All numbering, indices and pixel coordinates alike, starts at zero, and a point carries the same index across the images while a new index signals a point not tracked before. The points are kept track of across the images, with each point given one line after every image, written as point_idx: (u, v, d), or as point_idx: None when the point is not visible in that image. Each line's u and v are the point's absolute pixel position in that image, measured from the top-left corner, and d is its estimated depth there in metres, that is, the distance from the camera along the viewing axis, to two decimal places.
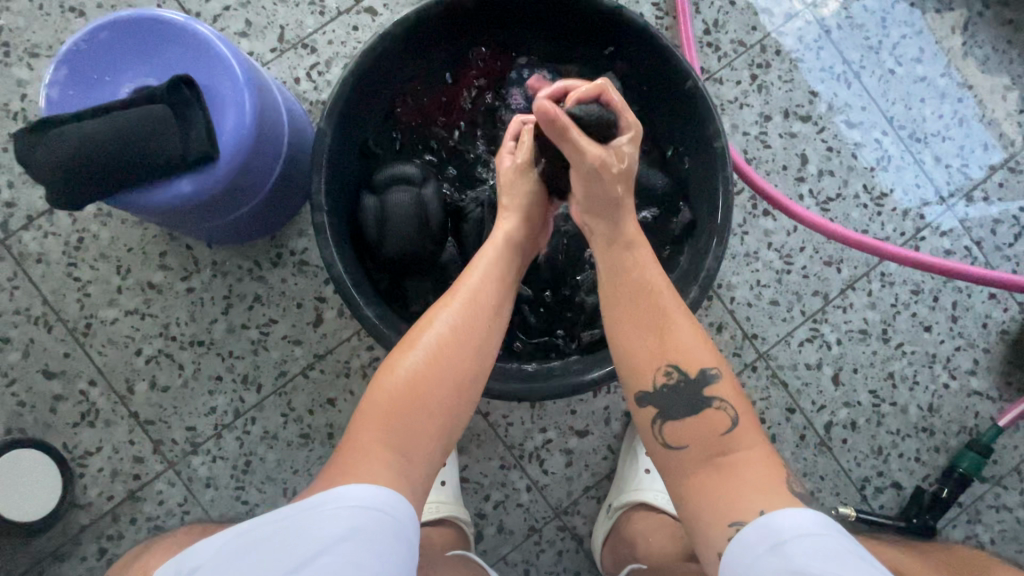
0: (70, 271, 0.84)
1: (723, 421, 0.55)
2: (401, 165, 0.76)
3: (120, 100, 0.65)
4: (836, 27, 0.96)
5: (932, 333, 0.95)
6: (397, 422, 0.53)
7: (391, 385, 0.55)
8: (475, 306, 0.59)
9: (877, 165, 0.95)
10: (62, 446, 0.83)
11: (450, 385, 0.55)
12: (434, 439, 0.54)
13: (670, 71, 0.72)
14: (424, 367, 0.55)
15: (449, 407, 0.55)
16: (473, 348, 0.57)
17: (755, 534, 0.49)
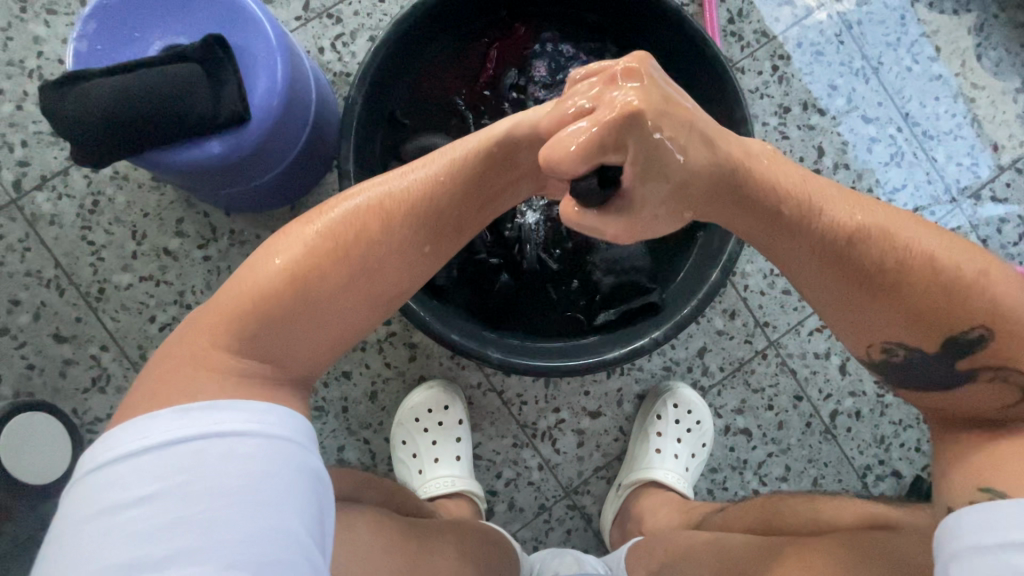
0: (85, 234, 0.83)
1: (1010, 395, 0.45)
2: (429, 138, 0.77)
3: (151, 57, 0.64)
4: (856, 22, 0.97)
5: None
6: (251, 325, 0.43)
7: (255, 274, 0.44)
8: (378, 212, 0.46)
9: (890, 160, 0.97)
10: (72, 410, 0.82)
11: (330, 296, 0.45)
12: (306, 340, 0.45)
13: (700, 54, 0.73)
14: (294, 262, 0.44)
15: (321, 323, 0.45)
16: (373, 259, 0.46)
17: (1012, 513, 0.40)
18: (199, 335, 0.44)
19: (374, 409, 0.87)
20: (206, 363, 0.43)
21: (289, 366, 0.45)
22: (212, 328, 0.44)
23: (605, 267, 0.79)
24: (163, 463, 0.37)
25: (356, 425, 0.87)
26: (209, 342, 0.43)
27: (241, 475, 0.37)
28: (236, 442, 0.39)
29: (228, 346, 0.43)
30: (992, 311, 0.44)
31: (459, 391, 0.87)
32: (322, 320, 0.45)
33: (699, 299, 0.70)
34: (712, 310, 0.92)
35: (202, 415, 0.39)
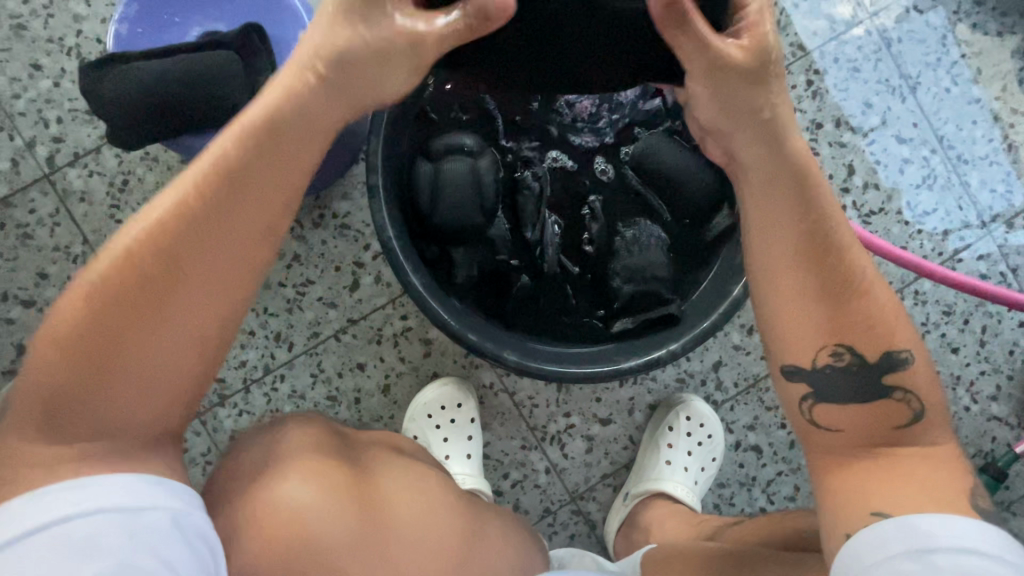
0: (114, 213, 0.84)
1: (904, 413, 0.48)
2: (458, 134, 0.76)
3: (190, 43, 0.65)
4: (896, 40, 0.95)
5: (958, 355, 0.95)
6: (77, 376, 0.41)
7: (76, 320, 0.41)
8: (177, 221, 0.42)
9: (922, 183, 0.95)
10: None
11: (160, 325, 0.41)
12: (133, 343, 0.41)
13: None
14: (112, 298, 0.41)
15: (150, 354, 0.41)
16: (194, 274, 0.42)
17: (898, 529, 0.44)
18: (48, 343, 0.41)
19: (386, 402, 0.87)
20: (59, 423, 0.41)
21: (143, 403, 0.42)
22: (39, 388, 0.41)
23: (625, 274, 0.78)
24: (81, 537, 0.38)
25: (367, 417, 0.87)
26: (44, 400, 0.41)
27: (161, 541, 0.40)
28: (152, 512, 0.41)
29: (67, 400, 0.41)
30: (898, 316, 0.49)
31: (472, 390, 0.87)
32: (161, 350, 0.42)
33: (718, 316, 0.71)
34: (730, 324, 0.91)
35: (114, 487, 0.41)
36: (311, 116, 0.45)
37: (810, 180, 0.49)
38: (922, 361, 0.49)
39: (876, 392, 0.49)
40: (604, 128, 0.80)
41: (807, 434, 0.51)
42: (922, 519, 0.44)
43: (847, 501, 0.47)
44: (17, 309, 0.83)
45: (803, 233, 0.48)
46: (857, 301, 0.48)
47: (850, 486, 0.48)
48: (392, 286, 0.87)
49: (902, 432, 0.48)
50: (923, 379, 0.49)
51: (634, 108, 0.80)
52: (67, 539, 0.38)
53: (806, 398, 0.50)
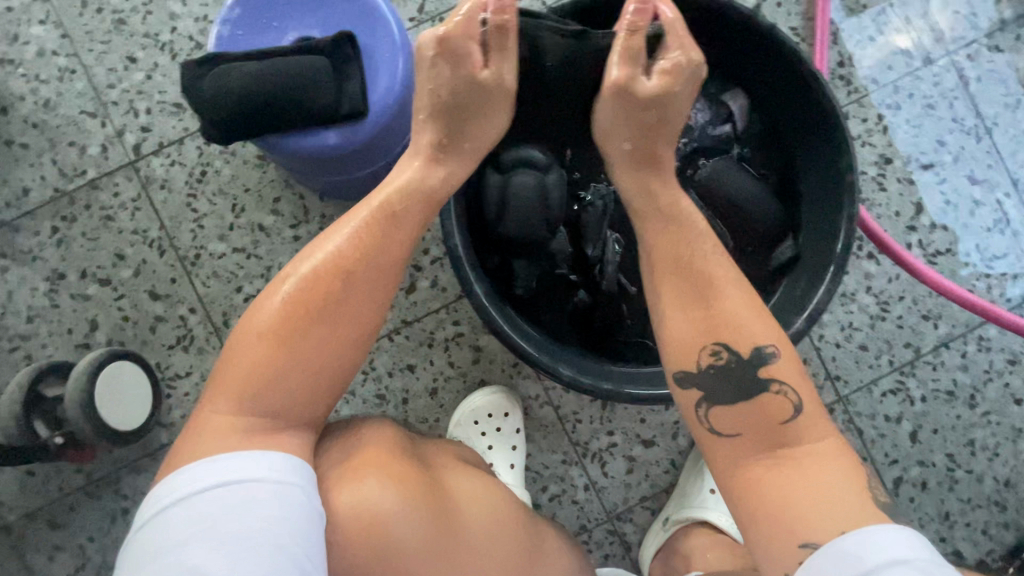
0: (190, 202, 0.88)
1: (787, 407, 0.52)
2: (529, 149, 0.77)
3: (284, 47, 0.68)
4: (974, 78, 0.93)
5: (1021, 407, 0.92)
6: (255, 374, 0.48)
7: (259, 331, 0.49)
8: (344, 256, 0.52)
9: (994, 226, 0.92)
10: (156, 364, 0.88)
11: (321, 336, 0.50)
12: (299, 393, 0.49)
13: (812, 99, 0.72)
14: (292, 313, 0.50)
15: (313, 363, 0.49)
16: (353, 298, 0.51)
17: (829, 560, 0.45)
18: (219, 408, 0.48)
19: (432, 405, 0.88)
20: (230, 419, 0.47)
21: (298, 409, 0.49)
22: (218, 405, 0.48)
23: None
24: (201, 510, 0.43)
25: (413, 418, 0.88)
26: (225, 400, 0.48)
27: (262, 513, 0.43)
28: (254, 487, 0.44)
29: (245, 398, 0.48)
30: (749, 313, 0.54)
31: (518, 399, 0.88)
32: (320, 359, 0.50)
33: None
34: None
35: (224, 463, 0.45)
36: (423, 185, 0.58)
37: (671, 207, 0.59)
38: (786, 350, 0.54)
39: (755, 389, 0.53)
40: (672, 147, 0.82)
41: (710, 442, 0.54)
42: (848, 540, 0.45)
43: (773, 529, 0.48)
44: (93, 286, 0.88)
45: (673, 253, 0.57)
46: (724, 304, 0.54)
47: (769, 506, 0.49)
48: (447, 291, 0.89)
49: (794, 428, 0.51)
50: (791, 372, 0.53)
51: (703, 133, 0.83)
52: (197, 512, 0.42)
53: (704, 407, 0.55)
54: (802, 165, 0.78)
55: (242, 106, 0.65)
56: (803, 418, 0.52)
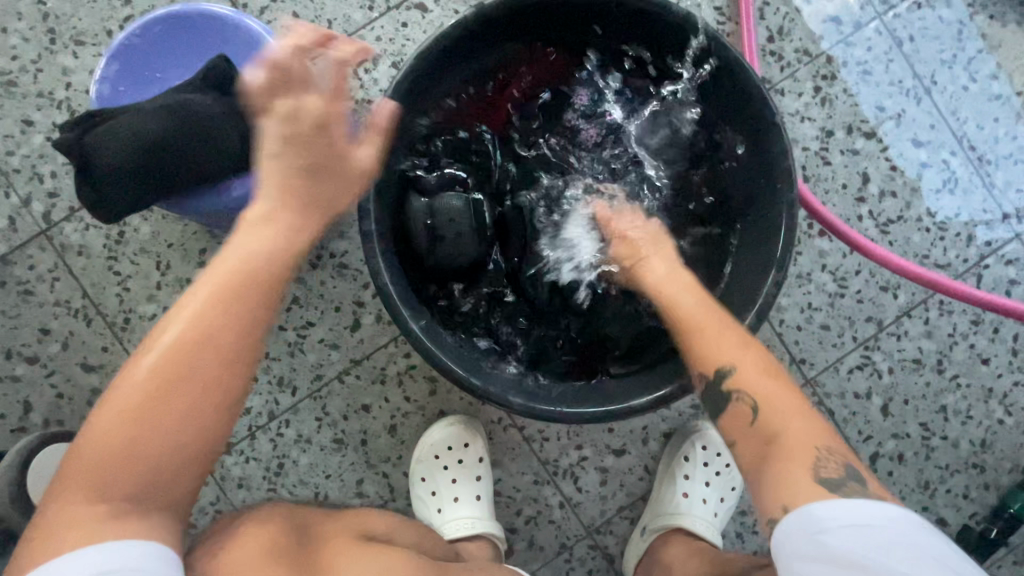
0: (111, 265, 0.84)
1: (747, 408, 0.57)
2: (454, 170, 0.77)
3: (162, 98, 0.60)
4: (908, 39, 0.91)
5: (989, 366, 0.91)
6: (113, 453, 0.43)
7: (109, 411, 0.44)
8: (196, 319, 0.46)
9: (943, 187, 0.90)
10: None
11: (173, 415, 0.44)
12: (169, 473, 0.45)
13: (736, 86, 0.69)
14: (140, 391, 0.44)
15: (168, 445, 0.44)
16: (203, 366, 0.45)
17: (799, 521, 0.50)
18: (76, 515, 0.43)
19: (393, 442, 0.86)
20: (70, 514, 0.43)
21: (150, 494, 0.44)
22: (73, 515, 0.43)
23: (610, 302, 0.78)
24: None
25: (374, 459, 0.86)
26: (72, 489, 0.43)
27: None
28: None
29: (89, 489, 0.43)
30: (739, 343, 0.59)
31: (480, 428, 0.85)
32: (174, 433, 0.44)
33: None
34: None
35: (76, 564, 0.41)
36: (271, 214, 0.52)
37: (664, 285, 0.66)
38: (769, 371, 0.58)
39: (722, 400, 0.58)
40: (599, 160, 0.82)
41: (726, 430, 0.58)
42: (814, 507, 0.50)
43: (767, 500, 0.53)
44: (21, 366, 0.83)
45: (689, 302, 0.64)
46: (711, 348, 0.59)
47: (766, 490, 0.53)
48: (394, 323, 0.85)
49: (759, 421, 0.56)
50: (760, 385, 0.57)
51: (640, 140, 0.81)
52: None
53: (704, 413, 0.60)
54: (732, 163, 0.76)
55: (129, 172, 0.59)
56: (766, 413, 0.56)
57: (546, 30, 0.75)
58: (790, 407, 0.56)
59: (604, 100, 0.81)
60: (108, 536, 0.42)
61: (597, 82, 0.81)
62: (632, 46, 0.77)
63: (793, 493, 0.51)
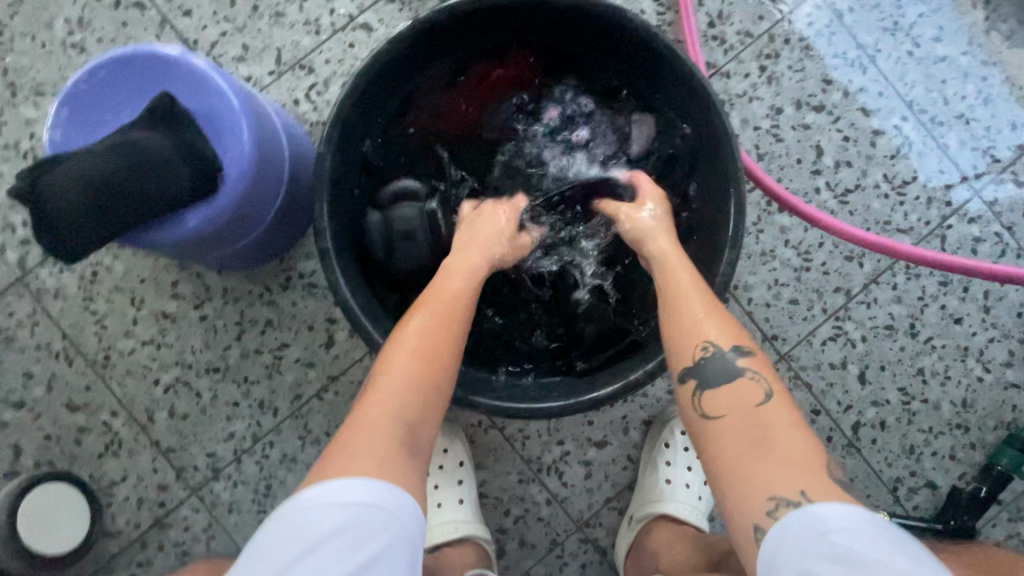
0: (87, 305, 0.86)
1: (758, 394, 0.55)
2: (409, 181, 0.81)
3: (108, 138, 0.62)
4: (848, 11, 0.92)
5: (963, 325, 0.91)
6: (401, 402, 0.55)
7: (414, 349, 0.58)
8: (467, 291, 0.64)
9: (897, 153, 0.91)
10: (90, 476, 0.85)
11: (422, 386, 0.56)
12: (418, 425, 0.55)
13: (673, 71, 0.70)
14: (415, 345, 0.58)
15: (442, 383, 0.58)
16: (443, 347, 0.59)
17: (800, 522, 0.47)
18: (352, 450, 0.52)
19: None
20: (375, 443, 0.52)
21: (407, 443, 0.54)
22: (365, 453, 0.51)
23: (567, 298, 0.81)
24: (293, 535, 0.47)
25: None
26: (355, 434, 0.53)
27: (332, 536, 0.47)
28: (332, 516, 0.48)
29: (386, 418, 0.54)
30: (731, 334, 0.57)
31: (460, 432, 0.86)
32: (415, 393, 0.56)
33: None
34: None
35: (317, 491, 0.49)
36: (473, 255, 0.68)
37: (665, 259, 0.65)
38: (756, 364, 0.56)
39: (728, 382, 0.56)
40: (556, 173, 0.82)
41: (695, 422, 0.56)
42: (815, 507, 0.47)
43: (752, 480, 0.50)
44: (9, 411, 0.85)
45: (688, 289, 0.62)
46: (710, 322, 0.58)
47: (749, 472, 0.50)
48: None
49: (763, 412, 0.54)
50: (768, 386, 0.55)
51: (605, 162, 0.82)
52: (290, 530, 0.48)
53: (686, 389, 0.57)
54: (683, 169, 0.79)
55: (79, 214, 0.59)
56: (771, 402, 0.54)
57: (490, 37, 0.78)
58: (791, 411, 0.54)
59: (574, 118, 0.83)
60: (381, 469, 0.51)
61: (567, 100, 0.83)
62: (571, 48, 0.81)
63: (778, 480, 0.49)
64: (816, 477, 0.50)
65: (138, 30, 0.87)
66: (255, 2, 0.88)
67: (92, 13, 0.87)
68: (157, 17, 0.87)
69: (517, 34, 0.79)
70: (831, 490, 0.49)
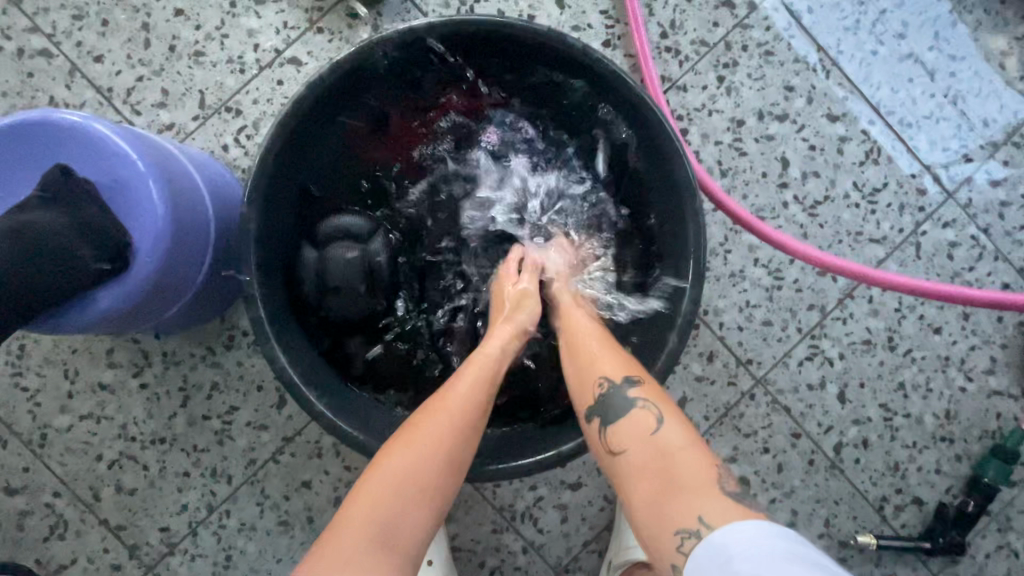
0: (16, 381, 0.80)
1: (652, 420, 0.54)
2: (348, 218, 0.74)
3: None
4: (806, 11, 0.87)
5: (942, 334, 0.87)
6: (383, 491, 0.51)
7: (412, 448, 0.53)
8: (477, 388, 0.58)
9: (866, 159, 0.87)
10: (36, 562, 0.81)
11: (405, 489, 0.52)
12: (400, 528, 0.51)
13: (624, 98, 0.65)
14: (422, 441, 0.54)
15: (430, 487, 0.52)
16: (434, 454, 0.53)
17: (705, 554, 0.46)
18: (341, 530, 0.51)
19: None
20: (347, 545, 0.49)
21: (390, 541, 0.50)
22: (346, 540, 0.50)
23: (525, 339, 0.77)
24: None
25: None
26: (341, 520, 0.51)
27: None
28: None
29: (365, 516, 0.51)
30: (623, 363, 0.58)
31: None
32: (400, 488, 0.52)
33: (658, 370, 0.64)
34: (688, 356, 0.85)
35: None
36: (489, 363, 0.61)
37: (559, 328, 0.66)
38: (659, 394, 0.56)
39: (620, 406, 0.55)
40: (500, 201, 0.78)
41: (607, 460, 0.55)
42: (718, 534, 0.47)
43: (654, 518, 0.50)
44: None
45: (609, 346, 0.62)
46: (605, 359, 0.59)
47: (654, 505, 0.50)
48: None
49: (658, 434, 0.53)
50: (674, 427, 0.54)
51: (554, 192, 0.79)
52: None
53: (592, 426, 0.57)
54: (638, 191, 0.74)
55: None
56: (665, 425, 0.54)
57: (429, 71, 0.72)
58: (687, 428, 0.54)
59: (512, 144, 0.79)
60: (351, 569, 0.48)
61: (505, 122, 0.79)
62: (517, 74, 0.74)
63: (674, 510, 0.49)
64: (707, 496, 0.49)
65: (46, 80, 0.81)
66: (171, 42, 0.81)
67: None
68: (65, 66, 0.81)
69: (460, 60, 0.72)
70: (729, 507, 0.48)
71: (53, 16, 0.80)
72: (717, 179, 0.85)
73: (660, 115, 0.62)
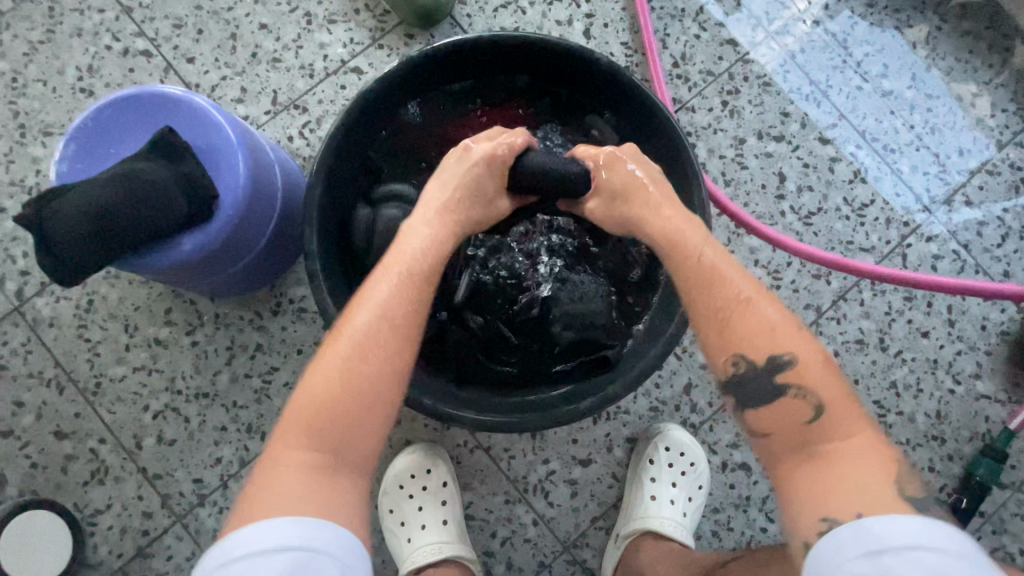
0: (81, 332, 0.88)
1: (809, 409, 0.55)
2: (400, 185, 0.84)
3: (111, 170, 0.66)
4: (800, 51, 1.00)
5: (930, 338, 0.94)
6: (322, 407, 0.54)
7: (334, 366, 0.55)
8: (397, 289, 0.59)
9: (855, 177, 0.97)
10: (74, 505, 0.85)
11: (349, 399, 0.54)
12: (361, 435, 0.54)
13: (641, 102, 0.77)
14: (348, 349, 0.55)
15: (370, 394, 0.55)
16: (368, 360, 0.55)
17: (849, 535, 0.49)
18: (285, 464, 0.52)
19: None
20: (290, 467, 0.52)
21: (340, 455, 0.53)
22: (287, 471, 0.52)
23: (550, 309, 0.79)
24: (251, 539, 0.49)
25: None
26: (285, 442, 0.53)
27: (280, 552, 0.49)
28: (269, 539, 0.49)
29: (304, 435, 0.53)
30: (784, 329, 0.57)
31: (444, 452, 0.87)
32: (341, 397, 0.54)
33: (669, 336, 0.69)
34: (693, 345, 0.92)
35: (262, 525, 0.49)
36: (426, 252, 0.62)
37: (644, 213, 0.66)
38: (826, 388, 0.55)
39: (776, 393, 0.56)
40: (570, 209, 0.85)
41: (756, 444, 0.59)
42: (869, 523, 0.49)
43: (811, 500, 0.52)
44: None
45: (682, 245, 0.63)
46: (782, 334, 0.57)
47: (798, 479, 0.54)
48: None
49: (816, 425, 0.54)
50: (815, 373, 0.56)
51: None
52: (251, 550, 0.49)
53: (731, 402, 0.59)
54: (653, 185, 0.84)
55: (78, 232, 0.63)
56: (823, 417, 0.54)
57: (473, 75, 0.84)
58: (852, 417, 0.54)
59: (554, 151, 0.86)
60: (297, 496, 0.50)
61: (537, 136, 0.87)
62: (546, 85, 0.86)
63: (840, 502, 0.51)
64: (876, 489, 0.51)
65: (145, 75, 0.94)
66: (253, 49, 0.95)
67: (101, 61, 0.94)
68: (162, 64, 0.94)
69: (502, 71, 0.84)
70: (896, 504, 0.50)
71: (157, 23, 0.95)
72: (722, 188, 0.96)
73: (671, 118, 0.73)
